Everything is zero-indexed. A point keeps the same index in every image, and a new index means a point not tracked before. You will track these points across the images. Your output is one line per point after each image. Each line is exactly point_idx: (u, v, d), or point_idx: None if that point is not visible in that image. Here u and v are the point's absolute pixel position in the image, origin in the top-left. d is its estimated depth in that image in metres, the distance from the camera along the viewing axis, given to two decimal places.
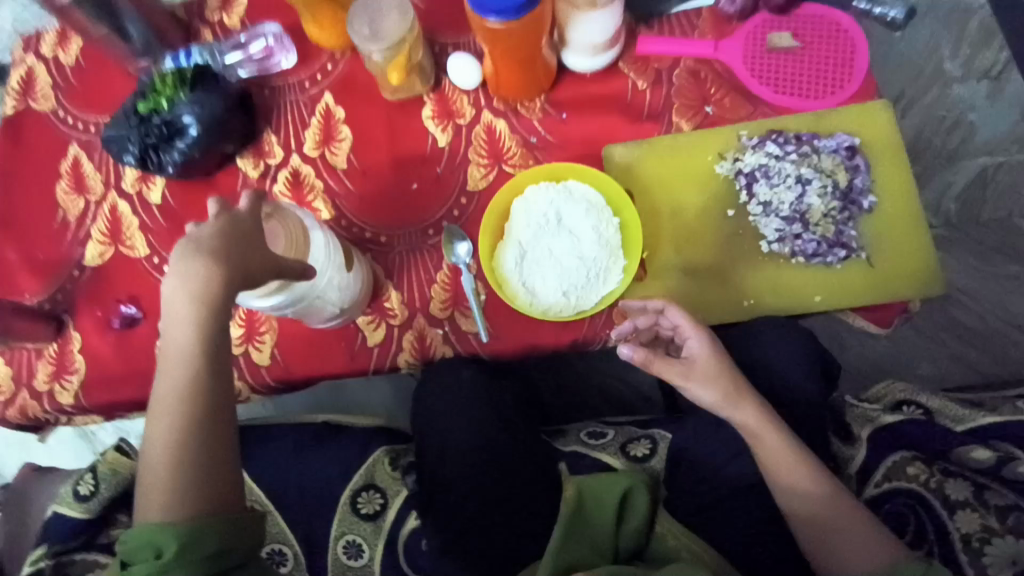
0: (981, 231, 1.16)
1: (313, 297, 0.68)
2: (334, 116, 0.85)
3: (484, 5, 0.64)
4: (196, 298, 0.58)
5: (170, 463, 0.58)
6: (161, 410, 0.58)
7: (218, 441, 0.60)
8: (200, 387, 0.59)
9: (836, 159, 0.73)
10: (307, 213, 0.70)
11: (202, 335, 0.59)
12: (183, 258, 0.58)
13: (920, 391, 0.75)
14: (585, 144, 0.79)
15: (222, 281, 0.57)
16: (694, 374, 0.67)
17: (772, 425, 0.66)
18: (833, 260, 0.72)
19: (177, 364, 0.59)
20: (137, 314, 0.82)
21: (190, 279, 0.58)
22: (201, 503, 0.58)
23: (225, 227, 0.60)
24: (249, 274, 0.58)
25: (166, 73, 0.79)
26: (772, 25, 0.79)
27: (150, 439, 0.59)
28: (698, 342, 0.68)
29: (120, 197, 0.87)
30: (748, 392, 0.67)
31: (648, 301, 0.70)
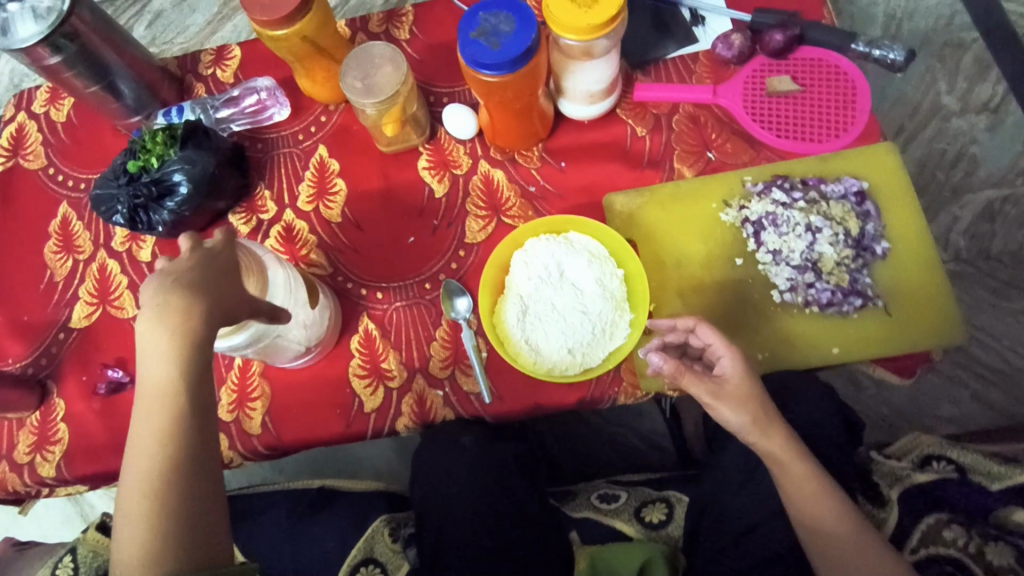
0: (992, 265, 1.14)
1: (275, 335, 0.65)
2: (328, 168, 0.84)
3: (483, 61, 0.63)
4: (176, 337, 0.51)
5: (148, 513, 0.51)
6: (141, 453, 0.52)
7: (201, 487, 0.53)
8: (184, 428, 0.52)
9: (846, 206, 0.70)
10: (263, 247, 0.68)
11: (182, 371, 0.52)
12: (158, 297, 0.52)
13: (948, 444, 0.70)
14: (584, 192, 0.77)
15: (207, 318, 0.52)
16: (724, 395, 0.62)
17: (800, 454, 0.62)
18: (849, 309, 0.68)
19: (154, 403, 0.52)
20: (124, 378, 0.79)
21: (167, 316, 0.51)
22: (184, 557, 0.51)
23: (203, 263, 0.54)
24: (231, 310, 0.54)
25: (156, 131, 0.77)
26: (770, 69, 0.77)
27: (128, 487, 0.52)
28: (730, 361, 0.63)
29: (109, 256, 0.84)
30: (778, 421, 0.63)
31: (677, 320, 0.66)
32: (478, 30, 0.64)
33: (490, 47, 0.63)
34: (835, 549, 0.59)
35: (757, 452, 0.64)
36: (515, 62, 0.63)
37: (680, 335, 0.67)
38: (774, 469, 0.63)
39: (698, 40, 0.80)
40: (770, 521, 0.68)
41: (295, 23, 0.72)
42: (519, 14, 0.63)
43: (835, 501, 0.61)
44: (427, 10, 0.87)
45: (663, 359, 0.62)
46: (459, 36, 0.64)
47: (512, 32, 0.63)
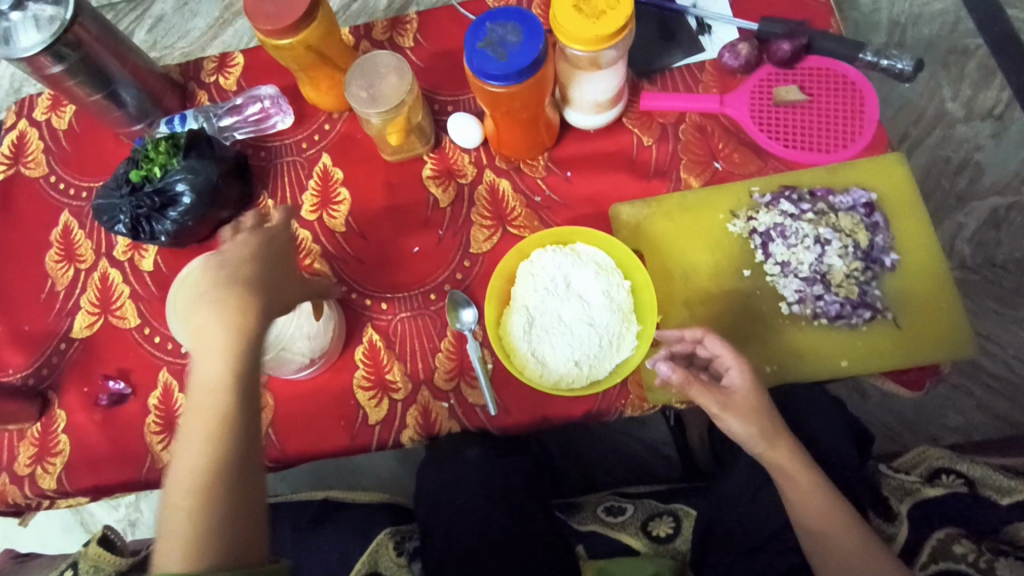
0: (998, 273, 1.13)
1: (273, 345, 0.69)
2: (331, 177, 0.83)
3: (490, 71, 0.62)
4: (231, 316, 0.55)
5: (193, 504, 0.52)
6: (191, 443, 0.54)
7: (245, 480, 0.54)
8: (235, 421, 0.54)
9: (856, 218, 0.70)
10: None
11: (235, 362, 0.55)
12: (220, 272, 0.56)
13: (957, 457, 0.70)
14: (590, 203, 0.77)
15: (261, 301, 0.57)
16: (731, 407, 0.61)
17: (807, 467, 0.62)
18: (858, 322, 0.68)
19: (206, 395, 0.54)
20: (126, 389, 0.78)
21: (224, 310, 0.55)
22: (227, 547, 0.52)
23: (263, 243, 0.59)
24: (280, 302, 0.59)
25: (159, 140, 0.77)
26: (777, 78, 0.77)
27: (176, 476, 0.53)
28: (739, 372, 0.62)
29: (112, 265, 0.84)
30: (785, 432, 0.62)
31: (685, 330, 0.65)
32: (485, 40, 0.63)
33: (497, 57, 0.62)
34: (840, 562, 0.58)
35: (763, 464, 0.63)
36: (522, 73, 0.62)
37: (688, 345, 0.66)
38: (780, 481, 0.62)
39: (705, 48, 0.79)
40: (779, 537, 0.67)
41: (300, 32, 0.72)
42: (526, 24, 0.63)
43: (844, 515, 0.60)
44: (431, 18, 0.87)
45: (671, 368, 0.61)
46: (465, 46, 0.64)
47: (519, 43, 0.63)
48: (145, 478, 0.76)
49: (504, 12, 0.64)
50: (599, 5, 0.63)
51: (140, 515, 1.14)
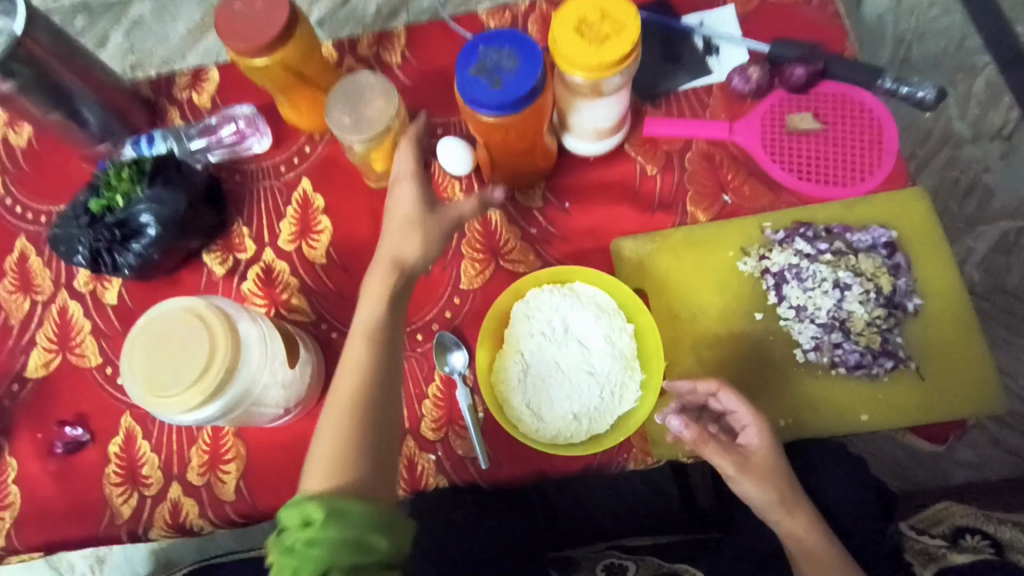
0: (1008, 301, 1.08)
1: (250, 402, 0.59)
2: (311, 204, 0.77)
3: (481, 100, 0.57)
4: (385, 267, 0.63)
5: (341, 424, 0.56)
6: (345, 377, 0.59)
7: (382, 416, 0.58)
8: (379, 361, 0.59)
9: (877, 260, 0.65)
10: (230, 301, 0.60)
11: (384, 306, 0.61)
12: (386, 228, 0.64)
13: (981, 515, 0.69)
14: (590, 236, 0.71)
15: (409, 252, 0.63)
16: (748, 469, 0.58)
17: (824, 535, 0.59)
18: (879, 372, 0.63)
19: (357, 342, 0.60)
20: (84, 435, 0.72)
21: (384, 260, 0.63)
22: (360, 472, 0.54)
23: (404, 196, 0.64)
24: (417, 249, 0.63)
25: (122, 165, 0.70)
26: (790, 105, 0.72)
27: (327, 412, 0.58)
28: (756, 432, 0.59)
29: (71, 297, 0.77)
30: (801, 498, 0.60)
31: (698, 382, 0.60)
32: (478, 66, 0.58)
33: (490, 85, 0.57)
34: None
35: (778, 531, 0.60)
36: (518, 103, 0.57)
37: (700, 397, 0.62)
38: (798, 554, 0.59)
39: (711, 70, 0.74)
40: None
41: (277, 51, 0.66)
42: (524, 50, 0.58)
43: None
44: (420, 33, 0.81)
45: (685, 425, 0.57)
46: (457, 71, 0.59)
47: (516, 69, 0.57)
48: (103, 534, 0.70)
49: (500, 36, 0.58)
50: (604, 29, 0.58)
51: (108, 554, 1.08)
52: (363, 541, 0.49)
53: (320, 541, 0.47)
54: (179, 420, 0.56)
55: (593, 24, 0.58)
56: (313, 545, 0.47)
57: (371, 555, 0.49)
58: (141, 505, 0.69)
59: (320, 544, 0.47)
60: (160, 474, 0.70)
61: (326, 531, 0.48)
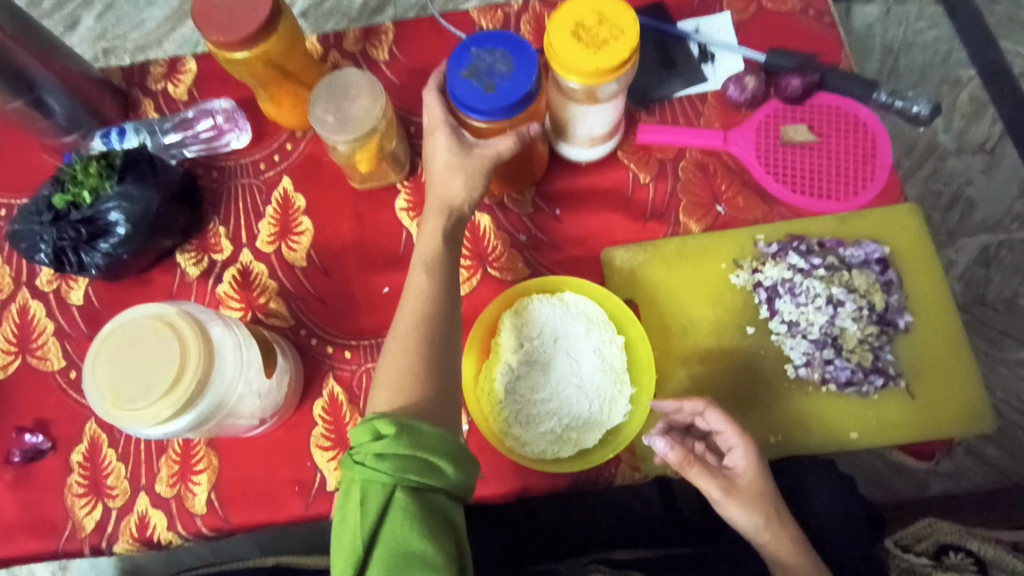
0: (987, 312, 1.09)
1: (224, 415, 0.56)
2: (293, 204, 0.75)
3: (473, 105, 0.56)
4: (434, 209, 0.60)
5: (404, 354, 0.54)
6: (404, 311, 0.57)
7: (443, 350, 0.55)
8: (437, 296, 0.57)
9: (870, 277, 0.64)
10: (199, 306, 0.57)
11: (440, 243, 0.59)
12: (428, 170, 0.60)
13: (965, 533, 0.69)
14: (580, 244, 0.70)
15: (455, 193, 0.59)
16: (735, 493, 0.57)
17: (811, 562, 0.58)
18: (870, 389, 0.62)
19: (416, 271, 0.58)
20: (45, 443, 0.68)
21: (442, 193, 0.60)
22: (424, 401, 0.52)
23: (439, 143, 0.59)
24: (468, 181, 0.59)
25: (90, 159, 0.67)
26: (785, 116, 0.71)
27: (389, 341, 0.56)
28: (744, 453, 0.58)
29: (33, 297, 0.73)
30: (787, 522, 0.59)
31: (683, 402, 0.60)
32: (470, 68, 0.56)
33: (483, 88, 0.56)
34: None
35: (763, 554, 0.59)
36: (511, 107, 0.55)
37: (687, 416, 0.61)
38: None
39: (707, 79, 0.73)
40: None
41: (259, 44, 0.63)
42: (519, 54, 0.56)
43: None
44: (409, 28, 0.78)
45: (670, 447, 0.55)
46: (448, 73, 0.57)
47: (510, 73, 0.56)
48: (63, 548, 0.66)
49: (493, 39, 0.57)
50: (601, 34, 0.56)
51: (71, 560, 1.05)
52: (429, 462, 0.47)
53: (390, 456, 0.46)
54: (149, 435, 0.53)
55: (591, 28, 0.56)
56: (383, 459, 0.46)
57: (438, 479, 0.48)
58: (105, 518, 0.66)
59: (391, 457, 0.46)
60: (126, 485, 0.66)
61: (396, 446, 0.47)
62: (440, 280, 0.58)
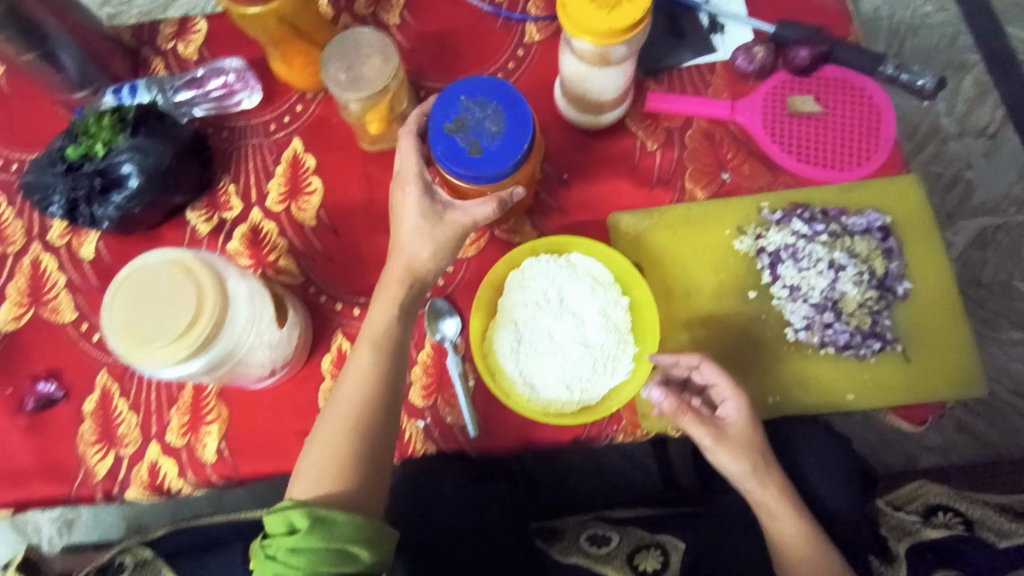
0: (982, 294, 1.11)
1: (237, 360, 0.57)
2: (302, 164, 0.75)
3: (452, 159, 0.57)
4: (398, 275, 0.61)
5: (347, 437, 0.57)
6: (351, 385, 0.59)
7: (387, 433, 0.59)
8: (387, 376, 0.59)
9: (872, 243, 0.66)
10: (219, 256, 0.58)
11: (395, 319, 0.61)
12: (396, 228, 0.62)
13: (956, 495, 0.73)
14: (587, 210, 0.71)
15: (420, 261, 0.61)
16: (724, 440, 0.61)
17: (794, 507, 0.61)
18: (867, 353, 0.64)
19: (364, 347, 0.60)
20: (57, 391, 0.69)
21: (401, 259, 0.61)
22: (356, 488, 0.56)
23: (408, 201, 0.61)
24: (436, 250, 0.61)
25: (103, 113, 0.67)
26: (792, 87, 0.72)
27: (330, 413, 0.59)
28: (735, 406, 0.61)
29: (45, 250, 0.74)
30: (775, 470, 0.62)
31: (680, 355, 0.62)
32: (457, 122, 0.58)
33: (466, 146, 0.58)
34: None
35: (751, 500, 0.63)
36: (494, 171, 0.58)
37: (683, 371, 0.63)
38: (766, 521, 0.62)
39: (716, 49, 0.73)
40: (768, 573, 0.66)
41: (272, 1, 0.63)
42: (508, 115, 0.58)
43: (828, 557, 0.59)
44: None
45: (664, 396, 0.61)
46: (433, 122, 0.59)
47: (498, 134, 0.58)
48: (75, 494, 0.67)
49: (486, 94, 0.59)
50: None
51: (77, 518, 1.08)
52: (343, 550, 0.52)
53: (302, 550, 0.51)
54: (157, 375, 0.54)
55: None
56: (295, 553, 0.51)
57: (351, 565, 0.52)
58: (117, 466, 0.67)
59: (303, 551, 0.51)
60: (137, 434, 0.68)
61: (308, 540, 0.51)
62: (388, 362, 0.60)
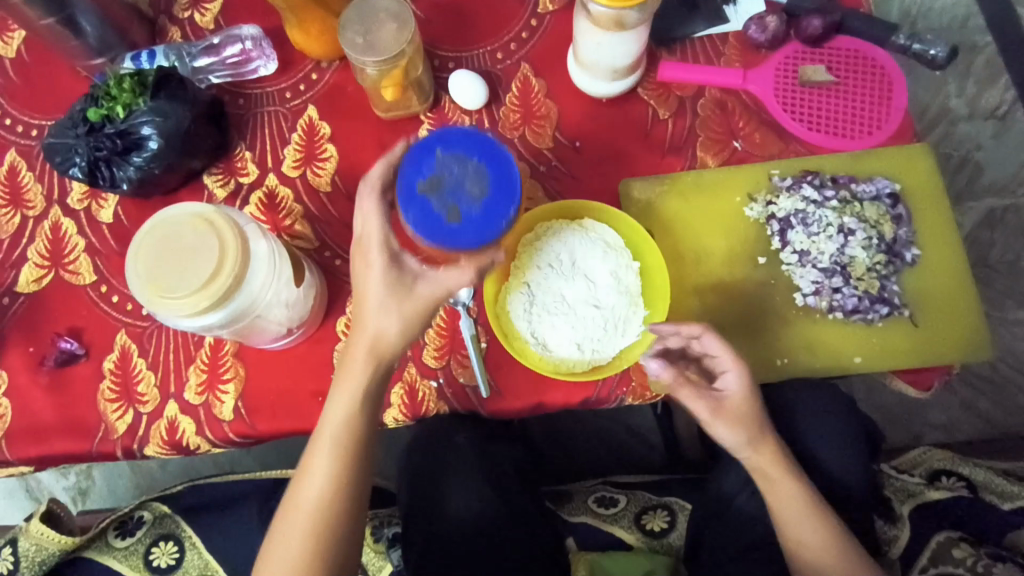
0: (989, 274, 1.11)
1: (256, 314, 0.58)
2: (317, 131, 0.76)
3: (428, 224, 0.53)
4: (363, 354, 0.58)
5: (308, 536, 0.60)
6: (313, 477, 0.60)
7: (351, 520, 0.61)
8: (347, 469, 0.60)
9: (881, 209, 0.67)
10: (241, 213, 0.59)
11: (354, 414, 0.59)
12: (359, 298, 0.57)
13: (958, 458, 0.76)
14: (599, 177, 0.71)
15: (390, 337, 0.57)
16: (721, 411, 0.62)
17: (787, 469, 0.64)
18: (875, 317, 0.65)
19: (324, 446, 0.60)
20: (78, 350, 0.71)
21: (366, 338, 0.57)
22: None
23: (373, 275, 0.56)
24: (406, 324, 0.57)
25: (123, 75, 0.68)
26: (804, 57, 0.73)
27: (293, 506, 0.61)
28: (734, 376, 0.61)
29: (64, 213, 0.75)
30: (770, 435, 0.64)
31: (681, 325, 0.61)
32: (434, 182, 0.54)
33: (442, 210, 0.53)
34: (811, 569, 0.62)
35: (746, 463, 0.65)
36: (473, 241, 0.53)
37: (682, 340, 0.63)
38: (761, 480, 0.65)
39: (729, 20, 0.73)
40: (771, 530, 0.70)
41: None
42: (491, 175, 0.54)
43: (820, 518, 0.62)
44: None
45: (663, 367, 0.60)
46: (406, 181, 0.54)
47: (480, 198, 0.53)
48: (97, 450, 0.69)
49: (466, 148, 0.55)
50: None
51: (91, 486, 1.10)
52: None
53: None
54: (177, 325, 0.56)
55: None
56: None
57: None
58: (137, 422, 0.69)
59: None
60: (156, 392, 0.69)
61: None
62: (348, 456, 0.60)
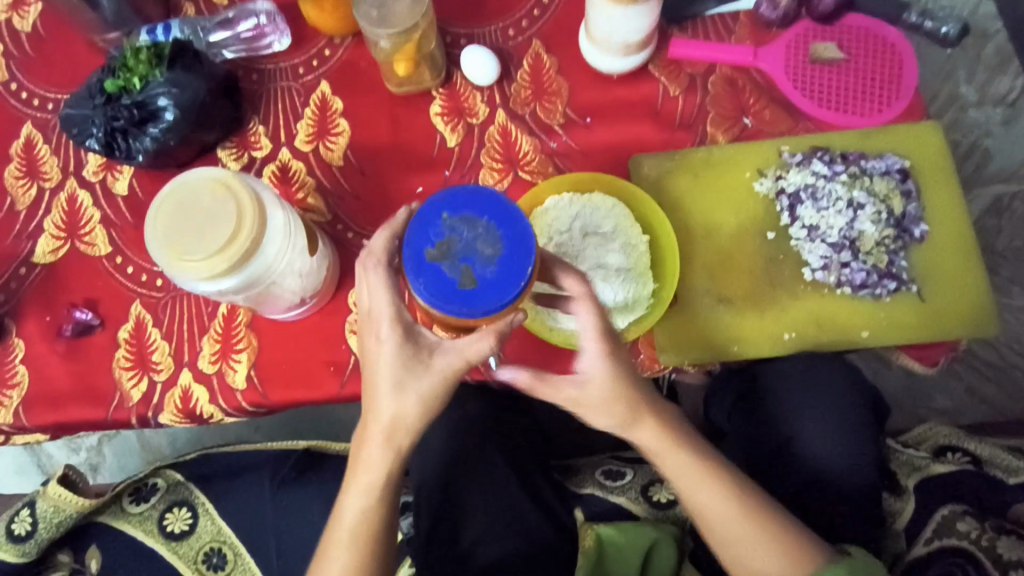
0: (996, 261, 1.11)
1: (271, 280, 0.59)
2: (329, 107, 0.77)
3: (443, 293, 0.49)
4: (376, 441, 0.56)
5: None
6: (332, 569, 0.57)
7: None
8: (369, 559, 0.57)
9: (890, 184, 0.68)
10: (259, 180, 0.60)
11: (376, 504, 0.57)
12: (370, 381, 0.55)
13: (962, 435, 0.78)
14: (608, 154, 0.72)
15: (408, 421, 0.55)
16: (585, 400, 0.56)
17: (674, 445, 0.58)
18: (882, 292, 0.66)
19: (343, 540, 0.57)
20: (93, 320, 0.72)
21: (378, 423, 0.55)
22: None
23: (383, 357, 0.54)
24: (424, 405, 0.54)
25: (140, 47, 0.69)
26: (815, 34, 0.73)
27: None
28: (590, 359, 0.55)
29: (80, 185, 0.76)
30: (649, 409, 0.57)
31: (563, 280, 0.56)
32: (442, 246, 0.50)
33: (456, 275, 0.49)
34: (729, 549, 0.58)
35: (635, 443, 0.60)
36: (494, 302, 0.49)
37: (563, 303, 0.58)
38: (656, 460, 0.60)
39: None
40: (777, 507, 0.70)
41: None
42: (502, 234, 0.50)
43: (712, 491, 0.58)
44: None
45: (513, 372, 0.56)
46: (412, 248, 0.50)
47: (494, 258, 0.50)
48: (112, 418, 0.70)
49: (473, 207, 0.51)
50: None
51: (102, 462, 1.11)
52: None
53: None
54: (194, 288, 0.57)
55: None
56: None
57: None
58: (151, 390, 0.70)
59: None
60: (170, 361, 0.70)
61: None
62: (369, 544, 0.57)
